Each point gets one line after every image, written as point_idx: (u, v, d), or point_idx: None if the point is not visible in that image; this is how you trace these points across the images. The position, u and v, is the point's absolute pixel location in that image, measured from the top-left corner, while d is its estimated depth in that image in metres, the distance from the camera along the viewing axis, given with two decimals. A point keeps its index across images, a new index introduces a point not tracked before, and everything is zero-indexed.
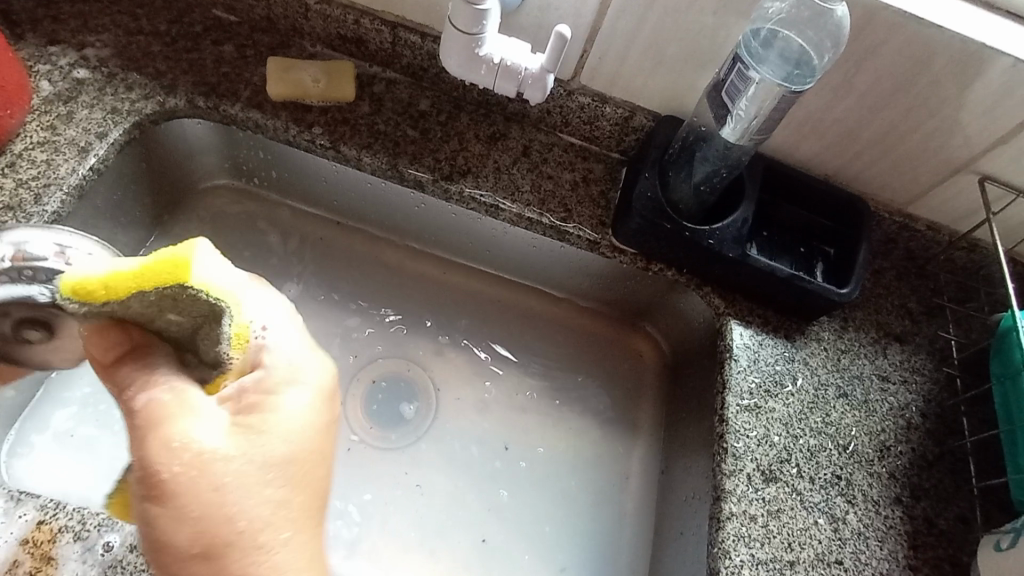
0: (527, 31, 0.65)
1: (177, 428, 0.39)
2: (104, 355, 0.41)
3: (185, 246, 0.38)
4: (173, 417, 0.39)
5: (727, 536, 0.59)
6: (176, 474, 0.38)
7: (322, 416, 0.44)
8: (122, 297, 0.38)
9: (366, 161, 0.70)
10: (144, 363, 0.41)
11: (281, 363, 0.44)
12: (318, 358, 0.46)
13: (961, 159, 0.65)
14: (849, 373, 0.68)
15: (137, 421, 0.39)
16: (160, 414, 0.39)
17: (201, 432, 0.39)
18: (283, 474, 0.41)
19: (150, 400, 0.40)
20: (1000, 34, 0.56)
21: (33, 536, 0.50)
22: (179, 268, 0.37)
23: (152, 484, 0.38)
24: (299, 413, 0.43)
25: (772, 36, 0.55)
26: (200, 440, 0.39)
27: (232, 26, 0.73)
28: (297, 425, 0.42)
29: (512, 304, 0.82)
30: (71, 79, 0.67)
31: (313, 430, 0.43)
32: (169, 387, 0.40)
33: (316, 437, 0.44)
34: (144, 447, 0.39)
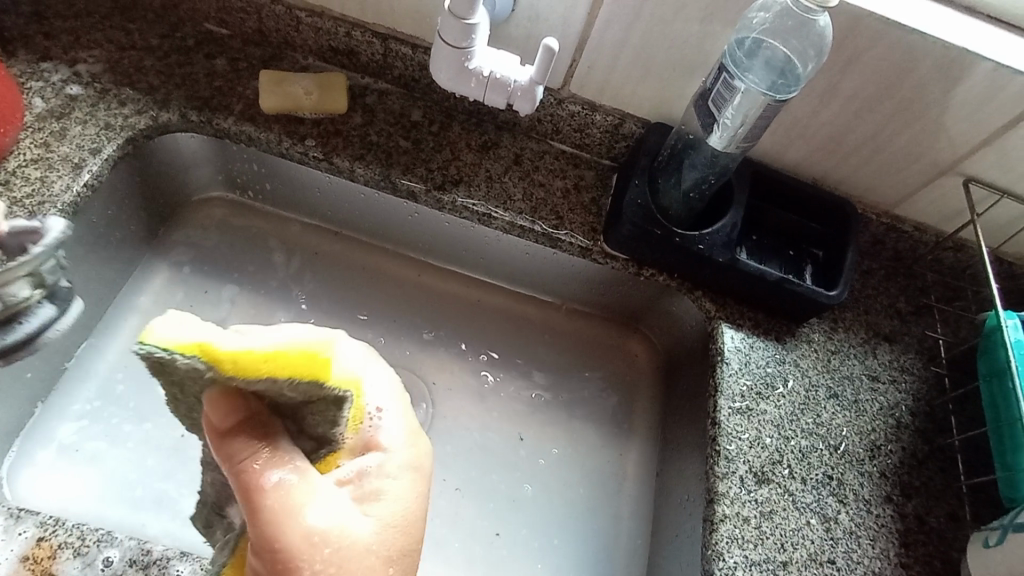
0: (517, 42, 0.66)
1: (305, 514, 0.39)
2: (221, 423, 0.39)
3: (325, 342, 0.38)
4: (302, 508, 0.39)
5: (721, 538, 0.59)
6: (316, 569, 0.39)
7: (417, 498, 0.44)
8: (238, 373, 0.36)
9: (359, 172, 0.71)
10: (280, 445, 0.40)
11: (389, 447, 0.43)
12: (419, 439, 0.46)
13: (945, 161, 0.66)
14: (839, 374, 0.69)
15: (264, 505, 0.38)
16: (286, 504, 0.39)
17: (325, 516, 0.39)
18: (388, 555, 0.41)
19: (277, 484, 0.39)
20: (980, 39, 0.57)
21: (33, 553, 0.50)
22: (319, 369, 0.37)
23: (286, 570, 0.38)
24: (402, 499, 0.43)
25: (756, 46, 0.56)
26: (330, 525, 0.39)
27: (224, 39, 0.74)
28: (398, 509, 0.43)
29: (507, 310, 0.83)
30: (64, 95, 0.67)
31: (411, 516, 0.43)
32: (298, 470, 0.40)
33: (416, 519, 0.44)
34: (274, 537, 0.38)
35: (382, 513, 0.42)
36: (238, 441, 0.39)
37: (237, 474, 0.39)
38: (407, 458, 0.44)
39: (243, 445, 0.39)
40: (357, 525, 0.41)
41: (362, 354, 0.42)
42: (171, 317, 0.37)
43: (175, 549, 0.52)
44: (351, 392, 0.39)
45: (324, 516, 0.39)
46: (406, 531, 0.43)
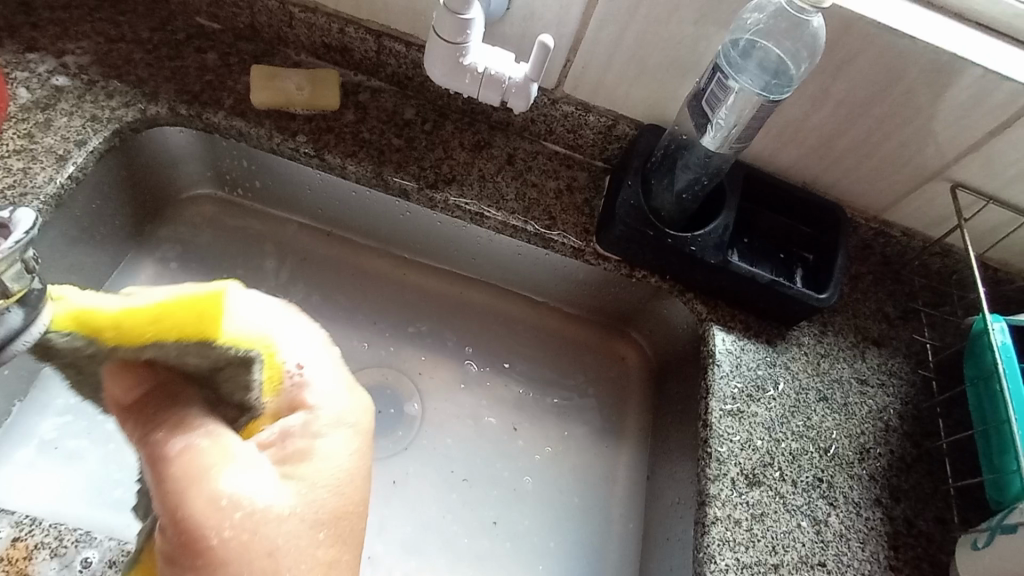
0: (512, 41, 0.66)
1: (216, 478, 0.36)
2: (128, 396, 0.39)
3: (215, 299, 0.37)
4: (213, 470, 0.36)
5: (713, 540, 0.59)
6: (226, 538, 0.35)
7: (355, 458, 0.42)
8: (129, 343, 0.37)
9: (351, 169, 0.70)
10: (178, 404, 0.38)
11: (320, 404, 0.42)
12: (354, 395, 0.44)
13: (933, 166, 0.67)
14: (829, 376, 0.69)
15: (171, 470, 0.36)
16: (195, 467, 0.36)
17: (238, 480, 0.37)
18: (318, 518, 0.39)
19: (184, 446, 0.37)
20: (969, 45, 0.58)
21: (8, 554, 0.48)
22: (208, 322, 0.37)
23: (195, 543, 0.35)
24: (333, 458, 0.41)
25: (750, 47, 0.57)
26: (245, 490, 0.36)
27: (215, 34, 0.73)
28: (333, 470, 0.40)
29: (498, 311, 0.82)
30: (50, 86, 0.66)
31: (348, 477, 0.41)
32: (210, 431, 0.37)
33: (355, 479, 0.41)
34: (181, 504, 0.35)
35: (308, 473, 0.39)
36: (139, 410, 0.38)
37: (144, 444, 0.38)
38: (343, 414, 0.42)
39: (148, 415, 0.38)
40: (281, 490, 0.38)
41: (273, 310, 0.41)
42: (75, 292, 0.39)
43: None
44: (256, 351, 0.38)
45: (239, 481, 0.37)
46: (342, 494, 0.40)
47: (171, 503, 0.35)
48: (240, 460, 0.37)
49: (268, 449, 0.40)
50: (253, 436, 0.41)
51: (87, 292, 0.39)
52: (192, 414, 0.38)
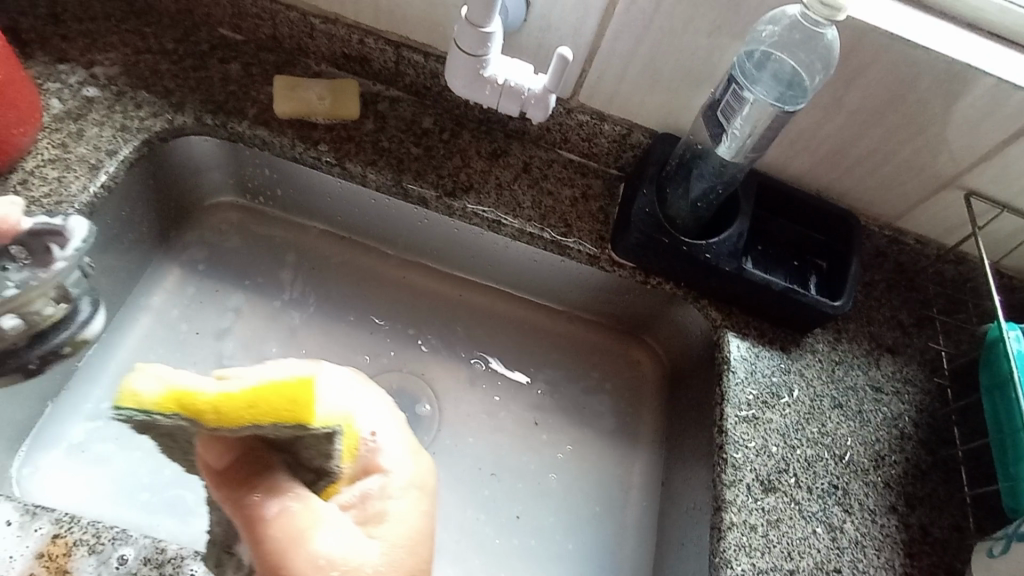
0: (529, 52, 0.67)
1: (311, 538, 0.38)
2: (218, 462, 0.40)
3: (305, 386, 0.37)
4: (307, 530, 0.38)
5: (728, 545, 0.60)
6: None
7: (424, 520, 0.44)
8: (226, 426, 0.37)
9: (371, 177, 0.72)
10: (267, 469, 0.40)
11: (391, 466, 0.45)
12: (418, 460, 0.47)
13: (947, 175, 0.67)
14: (843, 384, 0.69)
15: (268, 534, 0.38)
16: (291, 529, 0.38)
17: (326, 538, 0.38)
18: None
19: (280, 509, 0.38)
20: (982, 56, 0.59)
21: (49, 550, 0.50)
22: (303, 408, 0.36)
23: None
24: (408, 517, 0.43)
25: (765, 58, 0.58)
26: (337, 550, 0.38)
27: (238, 45, 0.75)
28: (407, 530, 0.42)
29: (513, 317, 0.83)
30: (81, 97, 0.68)
31: (420, 538, 0.42)
32: (298, 495, 0.39)
33: (425, 541, 0.43)
34: (281, 567, 0.37)
35: (387, 533, 0.41)
36: (230, 478, 0.39)
37: (240, 510, 0.39)
38: (411, 477, 0.45)
39: (243, 482, 0.39)
40: (369, 549, 0.39)
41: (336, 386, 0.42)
42: (157, 372, 0.39)
43: (189, 548, 0.52)
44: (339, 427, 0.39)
45: (328, 539, 0.38)
46: (417, 553, 0.42)
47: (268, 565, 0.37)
48: (329, 521, 0.39)
49: (348, 509, 0.43)
50: (333, 497, 0.43)
51: (183, 372, 0.39)
52: (284, 480, 0.39)
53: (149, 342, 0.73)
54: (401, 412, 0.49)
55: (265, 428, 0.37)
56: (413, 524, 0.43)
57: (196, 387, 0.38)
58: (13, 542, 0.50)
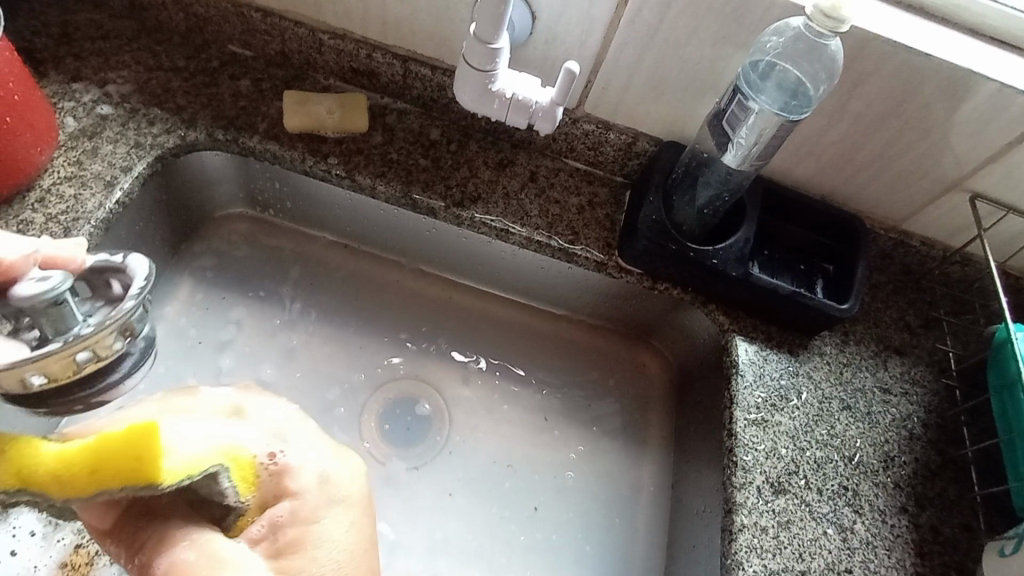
0: (535, 64, 0.68)
1: None
2: (104, 524, 0.46)
3: (153, 434, 0.42)
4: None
5: (740, 547, 0.60)
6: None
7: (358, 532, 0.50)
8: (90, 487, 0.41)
9: (381, 189, 0.73)
10: (164, 522, 0.45)
11: (305, 485, 0.50)
12: (351, 469, 0.54)
13: (951, 178, 0.68)
14: (851, 386, 0.70)
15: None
16: (193, 575, 0.42)
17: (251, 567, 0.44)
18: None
19: (174, 560, 0.43)
20: (985, 60, 0.60)
21: (72, 559, 0.55)
22: (150, 462, 0.41)
23: None
24: (332, 542, 0.48)
25: (770, 68, 0.59)
26: None
27: (248, 60, 0.76)
28: (340, 551, 0.48)
29: (522, 323, 0.84)
30: (95, 115, 0.69)
31: (349, 558, 0.49)
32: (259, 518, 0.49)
33: (356, 554, 0.49)
34: None
35: (321, 559, 0.47)
36: (120, 540, 0.46)
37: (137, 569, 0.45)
38: (343, 491, 0.51)
39: (130, 539, 0.46)
40: None
41: (207, 432, 0.47)
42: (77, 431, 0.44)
43: None
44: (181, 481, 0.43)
45: (255, 568, 0.44)
46: (351, 567, 0.48)
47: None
48: (240, 561, 0.44)
49: (259, 538, 0.48)
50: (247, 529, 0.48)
51: (48, 434, 0.45)
52: (170, 530, 0.45)
53: (163, 355, 0.75)
54: (317, 427, 0.56)
55: (112, 489, 0.41)
56: (346, 547, 0.49)
57: (53, 446, 0.42)
58: (38, 551, 0.55)
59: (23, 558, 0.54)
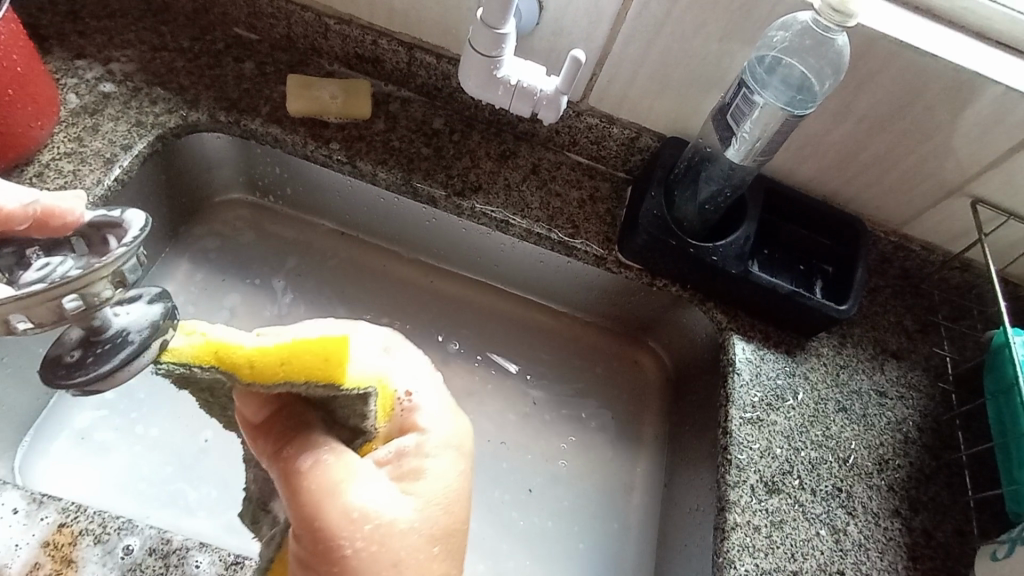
0: (540, 55, 0.68)
1: (348, 493, 0.41)
2: (256, 417, 0.45)
3: (341, 345, 0.40)
4: (342, 484, 0.41)
5: (732, 545, 0.60)
6: (359, 548, 0.41)
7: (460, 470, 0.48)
8: (262, 381, 0.40)
9: (382, 176, 0.72)
10: (298, 424, 0.44)
11: (429, 428, 0.48)
12: (456, 420, 0.50)
13: (953, 182, 0.68)
14: (848, 388, 0.70)
15: (304, 483, 0.41)
16: (324, 483, 0.41)
17: (360, 488, 0.42)
18: (445, 523, 0.44)
19: (314, 463, 0.42)
20: (991, 63, 0.59)
21: (55, 538, 0.50)
22: (337, 366, 0.40)
23: (330, 549, 0.40)
24: (444, 476, 0.46)
25: (776, 63, 0.58)
26: (372, 502, 0.42)
27: (253, 44, 0.76)
28: (443, 487, 0.45)
29: (519, 317, 0.84)
30: (98, 92, 0.69)
31: (454, 496, 0.46)
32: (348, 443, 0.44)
33: (460, 498, 0.46)
34: (318, 514, 0.40)
35: (430, 487, 0.45)
36: (274, 434, 0.44)
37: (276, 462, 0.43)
38: (448, 436, 0.48)
39: (281, 435, 0.44)
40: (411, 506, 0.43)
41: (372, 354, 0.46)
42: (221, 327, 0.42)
43: (193, 540, 0.52)
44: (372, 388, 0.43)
45: (362, 491, 0.42)
46: (452, 510, 0.45)
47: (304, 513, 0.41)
48: (362, 472, 0.43)
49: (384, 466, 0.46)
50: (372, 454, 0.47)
51: (219, 327, 0.42)
52: (314, 434, 0.43)
53: None
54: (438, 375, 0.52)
55: (298, 385, 0.40)
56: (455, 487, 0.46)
57: (233, 342, 0.40)
58: (19, 529, 0.50)
59: (4, 536, 0.50)
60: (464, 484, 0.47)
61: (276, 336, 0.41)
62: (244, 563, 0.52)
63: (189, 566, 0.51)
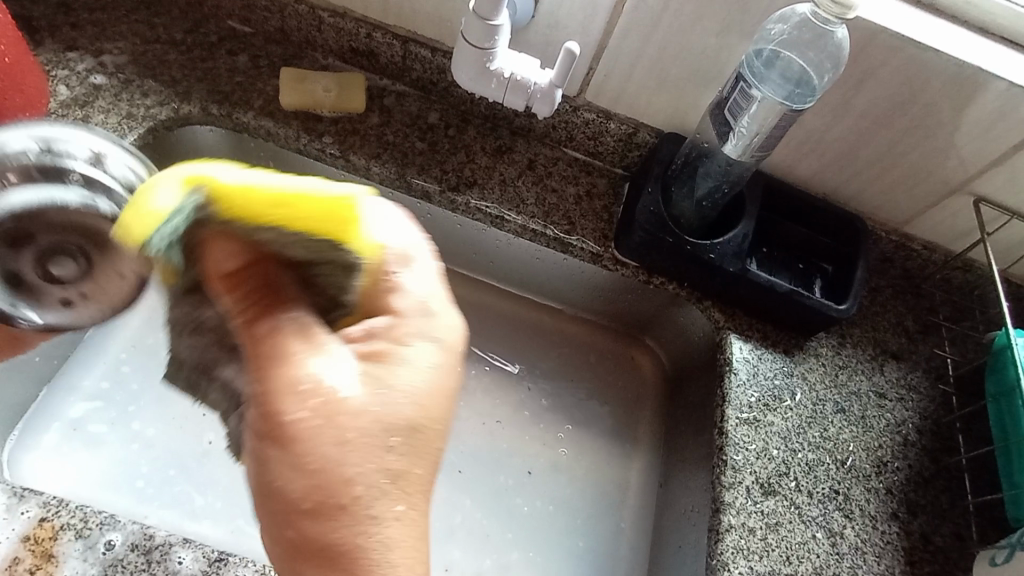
0: (536, 48, 0.67)
1: (304, 363, 0.38)
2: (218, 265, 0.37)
3: (349, 207, 0.36)
4: (298, 353, 0.38)
5: (726, 548, 0.59)
6: (300, 420, 0.37)
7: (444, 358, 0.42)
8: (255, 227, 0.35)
9: (375, 170, 0.72)
10: (264, 276, 0.38)
11: (411, 309, 0.42)
12: (450, 309, 0.44)
13: (955, 180, 0.67)
14: (847, 389, 0.69)
15: (261, 341, 0.38)
16: (280, 347, 0.37)
17: (335, 376, 0.38)
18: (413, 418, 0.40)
19: (273, 326, 0.38)
20: (994, 59, 0.58)
21: (35, 533, 0.50)
22: (344, 230, 0.36)
23: (274, 416, 0.37)
24: (421, 368, 0.41)
25: (774, 56, 0.58)
26: (327, 378, 0.38)
27: (246, 37, 0.75)
28: (418, 379, 0.41)
29: (514, 315, 0.83)
30: (88, 84, 0.68)
31: (429, 390, 0.41)
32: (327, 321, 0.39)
33: (435, 396, 0.41)
34: (268, 375, 0.37)
35: (403, 377, 0.40)
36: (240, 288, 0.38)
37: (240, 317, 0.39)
38: (436, 325, 0.42)
39: (250, 290, 0.38)
40: (376, 394, 0.39)
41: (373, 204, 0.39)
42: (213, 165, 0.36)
43: (177, 536, 0.52)
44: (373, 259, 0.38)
45: (334, 378, 0.38)
46: (423, 404, 0.41)
47: (269, 403, 0.37)
48: (327, 347, 0.39)
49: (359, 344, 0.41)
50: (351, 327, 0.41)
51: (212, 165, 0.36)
52: (286, 290, 0.38)
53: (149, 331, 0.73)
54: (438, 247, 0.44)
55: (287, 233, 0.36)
56: (434, 383, 0.41)
57: (212, 174, 0.35)
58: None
59: None
60: (444, 383, 0.42)
61: (262, 173, 0.36)
62: (227, 560, 0.52)
63: (171, 563, 0.51)
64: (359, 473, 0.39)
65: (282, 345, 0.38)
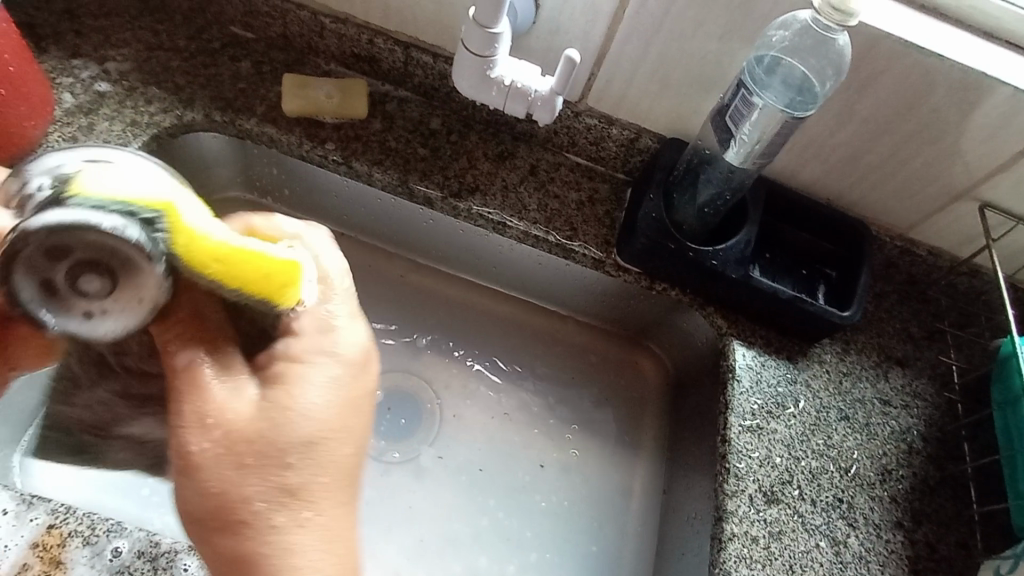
0: (537, 54, 0.67)
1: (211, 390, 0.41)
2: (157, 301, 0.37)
3: (296, 271, 0.39)
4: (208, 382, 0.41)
5: (729, 556, 0.59)
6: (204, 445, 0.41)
7: (343, 373, 0.45)
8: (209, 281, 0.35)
9: (377, 176, 0.72)
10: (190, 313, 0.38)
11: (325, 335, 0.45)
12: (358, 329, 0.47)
13: (960, 186, 0.66)
14: (851, 396, 0.68)
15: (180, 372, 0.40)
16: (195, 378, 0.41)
17: (238, 401, 0.42)
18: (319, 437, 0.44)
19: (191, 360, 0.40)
20: (1000, 63, 0.58)
21: (44, 539, 0.50)
22: (286, 288, 0.38)
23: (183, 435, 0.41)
24: (325, 392, 0.44)
25: (775, 63, 0.57)
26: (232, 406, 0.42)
27: (249, 43, 0.76)
28: (319, 401, 0.44)
29: (517, 320, 0.83)
30: (93, 91, 0.69)
31: (331, 413, 0.45)
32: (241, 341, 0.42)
33: (338, 416, 0.45)
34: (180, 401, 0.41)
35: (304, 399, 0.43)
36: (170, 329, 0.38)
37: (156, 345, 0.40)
38: (343, 349, 0.45)
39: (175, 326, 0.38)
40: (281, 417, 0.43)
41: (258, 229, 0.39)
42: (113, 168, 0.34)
43: (183, 543, 0.52)
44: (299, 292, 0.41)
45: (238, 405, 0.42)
46: (326, 424, 0.44)
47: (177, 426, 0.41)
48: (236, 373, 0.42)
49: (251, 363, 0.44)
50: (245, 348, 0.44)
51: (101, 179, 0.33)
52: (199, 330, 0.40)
53: None
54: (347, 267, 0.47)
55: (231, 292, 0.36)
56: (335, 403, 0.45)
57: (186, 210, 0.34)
58: (8, 530, 0.50)
59: None
60: (350, 403, 0.46)
61: (222, 226, 0.36)
62: None
63: (177, 570, 0.51)
64: (256, 492, 0.42)
65: (198, 376, 0.40)
